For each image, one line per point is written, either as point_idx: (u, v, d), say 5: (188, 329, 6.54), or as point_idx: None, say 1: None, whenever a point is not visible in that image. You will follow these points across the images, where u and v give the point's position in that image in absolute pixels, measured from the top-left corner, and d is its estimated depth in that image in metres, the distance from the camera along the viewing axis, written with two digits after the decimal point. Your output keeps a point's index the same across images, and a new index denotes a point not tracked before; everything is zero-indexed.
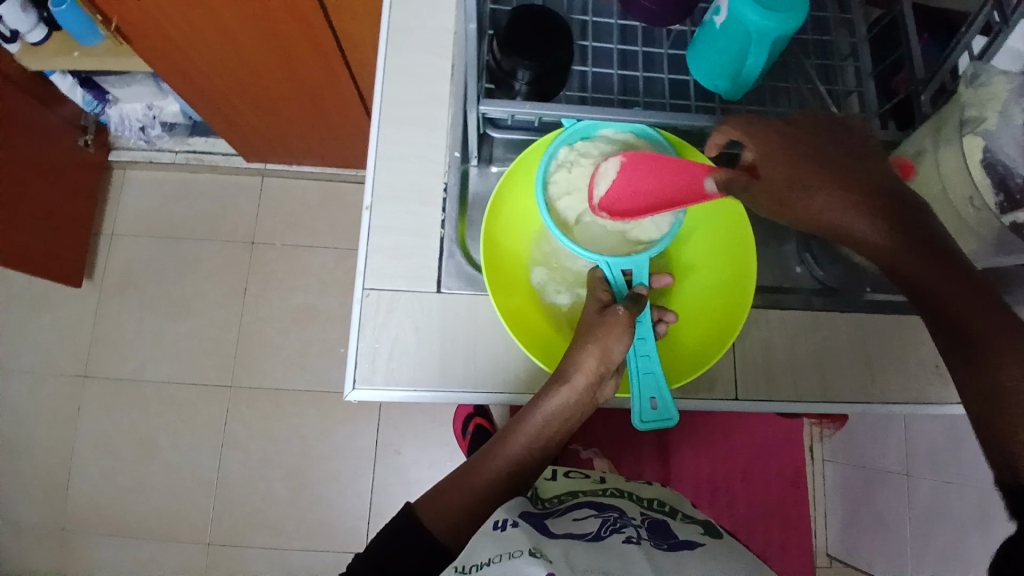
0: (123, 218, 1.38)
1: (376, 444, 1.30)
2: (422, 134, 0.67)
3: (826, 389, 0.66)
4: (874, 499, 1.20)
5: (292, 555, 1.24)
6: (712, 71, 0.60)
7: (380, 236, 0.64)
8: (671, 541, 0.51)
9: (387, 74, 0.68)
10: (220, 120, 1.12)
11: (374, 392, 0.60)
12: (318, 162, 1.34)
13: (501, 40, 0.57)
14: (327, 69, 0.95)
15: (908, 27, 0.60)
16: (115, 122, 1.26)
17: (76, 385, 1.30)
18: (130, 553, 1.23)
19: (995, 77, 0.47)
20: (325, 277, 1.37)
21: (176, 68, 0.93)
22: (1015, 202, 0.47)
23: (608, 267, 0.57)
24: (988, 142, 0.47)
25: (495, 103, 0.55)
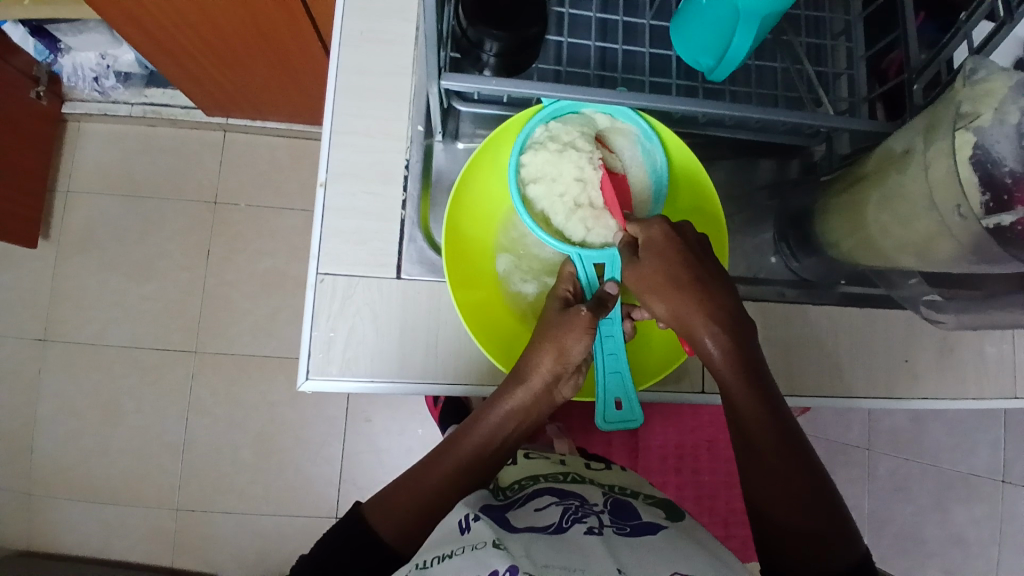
0: (80, 174, 1.31)
1: (346, 412, 1.28)
2: (383, 105, 0.62)
3: (795, 384, 0.64)
4: (835, 473, 1.23)
5: (262, 520, 1.24)
6: (698, 48, 0.55)
7: (336, 217, 0.60)
8: (634, 525, 0.50)
9: (345, 37, 0.63)
10: (177, 72, 1.05)
11: (330, 383, 0.58)
12: (284, 118, 1.27)
13: (468, 7, 0.52)
14: (288, 22, 0.88)
15: (905, 7, 0.55)
16: (68, 72, 1.19)
17: (36, 347, 1.26)
18: (96, 517, 1.22)
19: (994, 74, 0.44)
20: (293, 241, 1.32)
21: (128, 17, 0.85)
22: (1003, 204, 0.43)
23: (579, 260, 0.54)
24: (980, 139, 0.44)
25: (458, 78, 0.50)
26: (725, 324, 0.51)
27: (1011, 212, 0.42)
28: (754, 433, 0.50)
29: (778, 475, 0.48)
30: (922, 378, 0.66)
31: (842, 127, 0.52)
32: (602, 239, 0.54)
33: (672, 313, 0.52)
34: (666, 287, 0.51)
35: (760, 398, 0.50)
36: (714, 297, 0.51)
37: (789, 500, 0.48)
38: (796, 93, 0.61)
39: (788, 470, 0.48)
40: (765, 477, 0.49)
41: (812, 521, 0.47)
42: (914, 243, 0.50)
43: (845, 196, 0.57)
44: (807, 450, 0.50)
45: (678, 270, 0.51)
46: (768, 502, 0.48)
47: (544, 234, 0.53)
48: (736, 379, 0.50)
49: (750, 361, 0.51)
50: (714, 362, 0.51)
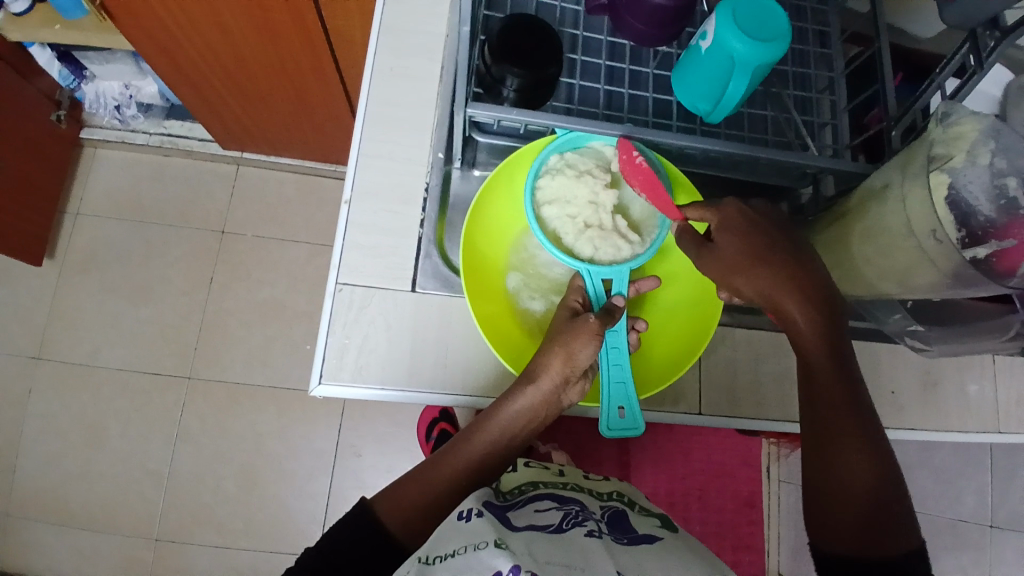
0: (90, 198, 1.34)
1: (336, 445, 1.28)
2: (408, 133, 0.67)
3: (785, 410, 0.67)
4: None
5: (239, 554, 1.21)
6: (696, 94, 0.61)
7: (357, 231, 0.64)
8: (631, 536, 0.52)
9: (376, 73, 0.68)
10: (200, 104, 1.10)
11: (340, 388, 0.60)
12: (297, 154, 1.33)
13: (493, 47, 0.58)
14: (314, 63, 0.94)
15: (882, 65, 0.62)
16: (90, 98, 1.23)
17: (27, 366, 1.25)
18: (69, 545, 1.18)
19: (965, 118, 0.49)
20: (295, 272, 1.35)
21: (160, 48, 0.91)
22: (976, 239, 0.49)
23: (589, 276, 0.58)
24: (954, 180, 0.49)
25: (483, 107, 0.56)
26: (809, 298, 0.53)
27: (985, 245, 0.49)
28: (831, 422, 0.52)
29: (851, 465, 0.51)
30: (907, 410, 0.69)
31: (827, 167, 0.58)
32: (611, 256, 0.58)
33: (758, 290, 0.54)
34: (750, 262, 0.53)
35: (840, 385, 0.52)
36: (792, 269, 0.53)
37: (857, 487, 0.51)
38: (785, 138, 0.66)
39: (858, 459, 0.51)
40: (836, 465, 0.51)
41: (874, 509, 0.50)
42: (895, 269, 0.55)
43: (829, 230, 0.62)
44: (881, 442, 0.52)
45: (762, 247, 0.54)
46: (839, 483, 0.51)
47: (557, 250, 0.57)
48: (818, 348, 0.53)
49: (835, 345, 0.53)
50: (799, 333, 0.53)
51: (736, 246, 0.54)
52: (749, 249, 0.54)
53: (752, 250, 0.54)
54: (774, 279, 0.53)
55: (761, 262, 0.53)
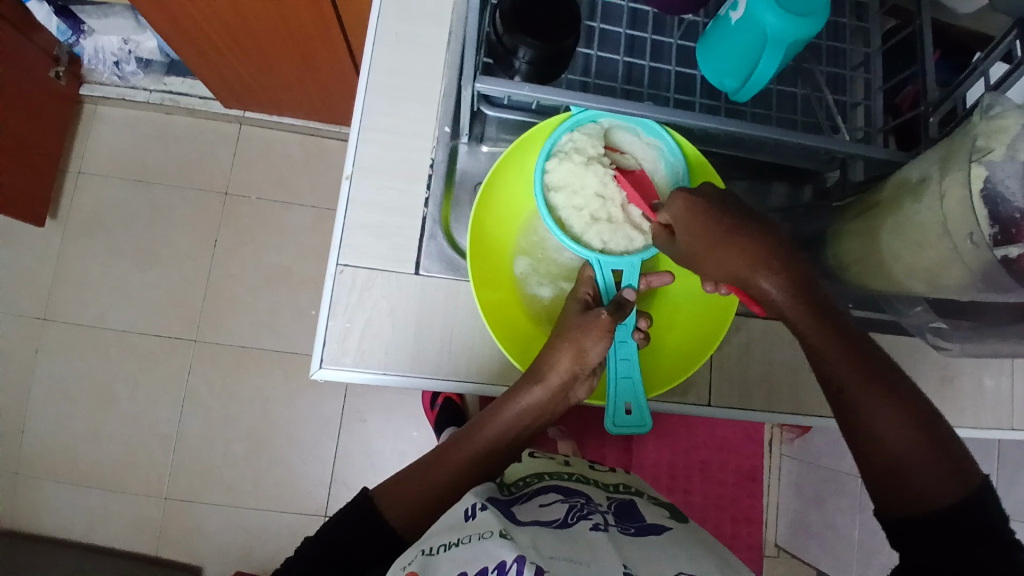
0: (91, 157, 1.31)
1: (342, 410, 1.28)
2: (414, 105, 0.63)
3: (797, 402, 0.65)
4: (826, 502, 1.18)
5: (247, 515, 1.23)
6: (722, 70, 0.57)
7: (360, 210, 0.61)
8: (639, 525, 0.51)
9: (380, 37, 0.64)
10: (201, 63, 1.06)
11: (342, 373, 0.58)
12: (301, 115, 1.29)
13: (505, 14, 0.54)
14: (316, 21, 0.89)
15: (924, 43, 0.57)
16: (89, 54, 1.20)
17: (34, 327, 1.25)
18: (82, 502, 1.21)
19: (1010, 110, 0.46)
20: (300, 235, 1.33)
21: (158, 4, 0.86)
22: (1009, 237, 0.45)
23: (599, 266, 0.55)
24: (991, 173, 0.45)
25: (493, 82, 0.52)
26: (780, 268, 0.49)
27: (1018, 244, 0.44)
28: (864, 400, 0.47)
29: (888, 431, 0.47)
30: None
31: (858, 154, 0.54)
32: (622, 246, 0.56)
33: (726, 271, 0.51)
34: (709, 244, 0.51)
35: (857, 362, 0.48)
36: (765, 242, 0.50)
37: (909, 458, 0.46)
38: (814, 119, 0.62)
39: (900, 423, 0.46)
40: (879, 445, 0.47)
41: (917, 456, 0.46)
42: (924, 268, 0.52)
43: (856, 221, 0.59)
44: (910, 393, 0.48)
45: (716, 229, 0.50)
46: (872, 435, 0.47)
47: (567, 239, 0.54)
48: (805, 317, 0.49)
49: (831, 319, 0.49)
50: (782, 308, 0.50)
51: (688, 236, 0.52)
52: (704, 234, 0.51)
53: (707, 235, 0.51)
54: (734, 264, 0.51)
55: (719, 247, 0.51)
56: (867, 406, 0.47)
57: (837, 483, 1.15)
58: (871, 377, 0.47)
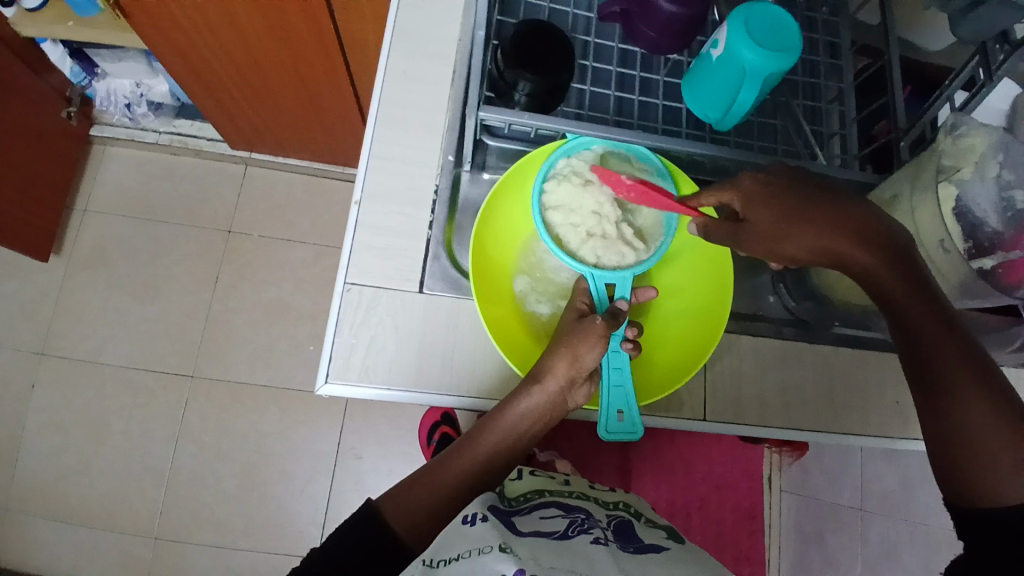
0: (98, 195, 1.35)
1: (337, 446, 1.27)
2: (419, 136, 0.68)
3: (789, 419, 0.66)
4: (825, 537, 1.18)
5: (237, 554, 1.20)
6: (706, 101, 0.62)
7: (367, 232, 0.64)
8: (637, 544, 0.52)
9: (389, 74, 0.69)
10: (210, 103, 1.11)
11: (346, 387, 0.60)
12: (305, 156, 1.34)
13: (506, 52, 0.59)
14: (326, 65, 0.95)
15: (892, 78, 0.62)
16: (100, 96, 1.26)
17: (31, 361, 1.26)
18: (68, 540, 1.18)
19: (975, 130, 0.51)
20: (301, 273, 1.35)
21: (171, 45, 0.91)
22: (983, 250, 0.50)
23: (593, 279, 0.58)
24: (961, 193, 0.51)
25: (494, 110, 0.56)
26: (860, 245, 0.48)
27: (992, 256, 0.50)
28: (942, 377, 0.46)
29: (961, 409, 0.45)
30: (912, 423, 0.68)
31: (835, 177, 0.58)
32: (615, 262, 0.58)
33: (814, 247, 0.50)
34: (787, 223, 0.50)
35: (947, 342, 0.46)
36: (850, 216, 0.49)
37: (979, 441, 0.44)
38: (794, 147, 0.66)
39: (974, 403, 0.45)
40: (960, 429, 0.45)
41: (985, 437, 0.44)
42: None
43: None
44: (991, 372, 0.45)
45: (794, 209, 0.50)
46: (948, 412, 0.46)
47: (564, 253, 0.58)
48: (895, 284, 0.48)
49: (919, 289, 0.47)
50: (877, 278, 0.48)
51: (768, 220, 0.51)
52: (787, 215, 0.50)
53: (791, 217, 0.50)
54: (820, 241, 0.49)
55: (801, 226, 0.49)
56: (954, 387, 0.45)
57: (835, 517, 1.15)
58: (957, 357, 0.46)
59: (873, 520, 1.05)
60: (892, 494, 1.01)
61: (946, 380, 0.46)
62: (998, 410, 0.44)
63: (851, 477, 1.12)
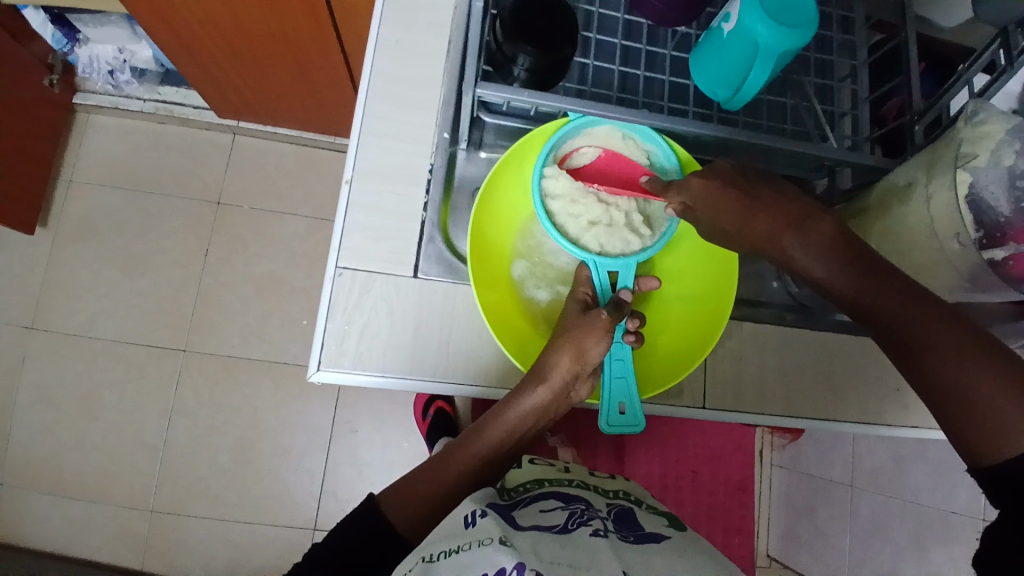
0: (83, 164, 1.31)
1: (332, 421, 1.27)
2: (413, 112, 0.65)
3: (789, 406, 0.66)
4: (816, 511, 1.19)
5: (234, 527, 1.21)
6: (713, 79, 0.59)
7: (359, 214, 0.62)
8: (638, 533, 0.51)
9: (381, 45, 0.65)
10: (196, 72, 1.07)
11: (340, 375, 0.58)
12: (296, 125, 1.30)
13: (505, 24, 0.56)
14: (315, 32, 0.91)
15: (910, 55, 0.59)
16: (83, 62, 1.22)
17: (22, 334, 1.24)
18: (65, 513, 1.18)
19: (992, 118, 0.48)
20: (293, 245, 1.33)
21: (153, 10, 0.86)
22: (994, 240, 0.48)
23: (595, 267, 0.56)
24: (975, 180, 0.48)
25: (493, 87, 0.53)
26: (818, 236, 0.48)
27: (1003, 248, 0.47)
28: (913, 333, 0.44)
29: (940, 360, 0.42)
30: (912, 409, 0.67)
31: (846, 160, 0.56)
32: (619, 249, 0.57)
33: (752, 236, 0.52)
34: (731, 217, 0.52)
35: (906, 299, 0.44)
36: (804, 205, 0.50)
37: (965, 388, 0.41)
38: (803, 127, 0.63)
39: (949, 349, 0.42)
40: (947, 384, 0.42)
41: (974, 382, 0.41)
42: (914, 268, 0.55)
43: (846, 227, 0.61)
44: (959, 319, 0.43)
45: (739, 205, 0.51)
46: (926, 365, 0.43)
47: (565, 239, 0.56)
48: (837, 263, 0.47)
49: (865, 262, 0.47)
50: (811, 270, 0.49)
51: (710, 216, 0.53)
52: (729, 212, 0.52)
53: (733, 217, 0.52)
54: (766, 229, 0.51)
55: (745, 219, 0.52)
56: (926, 343, 0.43)
57: (827, 493, 1.16)
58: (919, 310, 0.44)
59: (864, 497, 1.06)
60: (884, 472, 1.02)
61: (915, 336, 0.43)
62: (975, 355, 0.41)
63: (843, 453, 1.12)
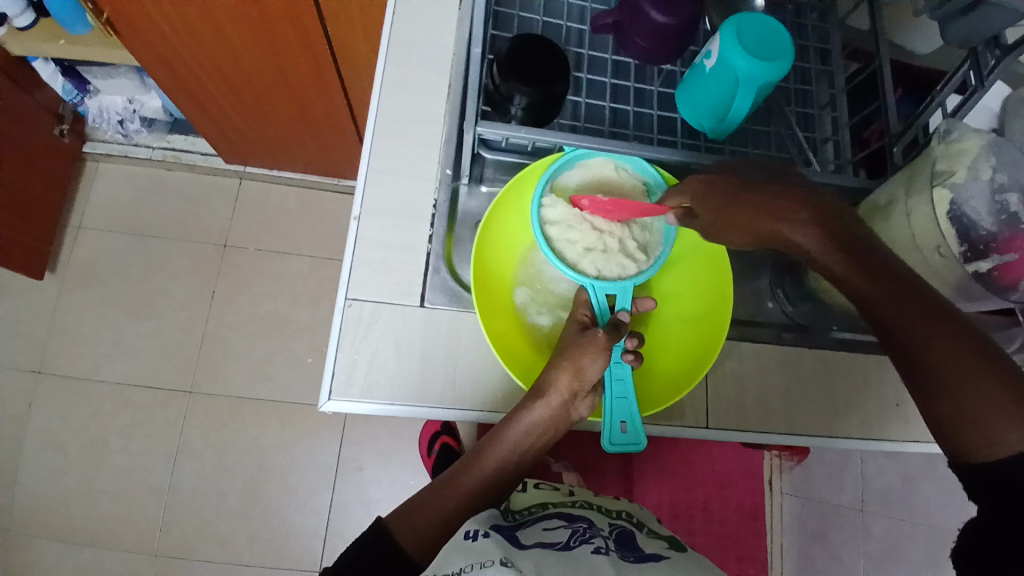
0: (92, 212, 1.35)
1: (338, 458, 1.27)
2: (415, 150, 0.68)
3: (790, 423, 0.67)
4: (828, 535, 1.18)
5: (240, 569, 1.20)
6: (699, 111, 0.62)
7: (366, 248, 0.64)
8: (638, 554, 0.52)
9: (384, 89, 0.69)
10: (202, 117, 1.11)
11: (349, 404, 0.60)
12: (299, 168, 1.34)
13: (501, 66, 0.59)
14: (317, 77, 0.96)
15: (884, 81, 0.63)
16: (94, 113, 1.26)
17: (29, 380, 1.25)
18: (69, 561, 1.17)
19: (967, 135, 0.52)
20: (298, 284, 1.35)
21: (161, 60, 0.91)
22: (978, 253, 0.51)
23: (594, 290, 0.58)
24: (955, 196, 0.51)
25: (491, 125, 0.57)
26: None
27: (987, 259, 0.50)
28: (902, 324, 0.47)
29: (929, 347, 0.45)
30: (912, 423, 0.68)
31: (829, 183, 0.58)
32: (616, 274, 0.59)
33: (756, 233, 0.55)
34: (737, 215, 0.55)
35: (894, 292, 0.48)
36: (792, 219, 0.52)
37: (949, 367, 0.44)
38: (788, 154, 0.66)
39: (934, 334, 0.45)
40: (931, 365, 0.45)
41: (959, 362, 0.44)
42: None
43: None
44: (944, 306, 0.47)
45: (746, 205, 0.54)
46: (915, 350, 0.46)
47: (565, 265, 0.58)
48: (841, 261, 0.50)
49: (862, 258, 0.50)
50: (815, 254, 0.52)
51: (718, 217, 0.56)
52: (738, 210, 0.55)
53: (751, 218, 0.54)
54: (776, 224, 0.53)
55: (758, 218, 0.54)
56: (912, 331, 0.46)
57: (837, 516, 1.15)
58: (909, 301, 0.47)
59: (875, 517, 1.05)
60: (893, 491, 1.02)
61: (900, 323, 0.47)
62: (954, 337, 0.45)
63: (850, 475, 1.12)
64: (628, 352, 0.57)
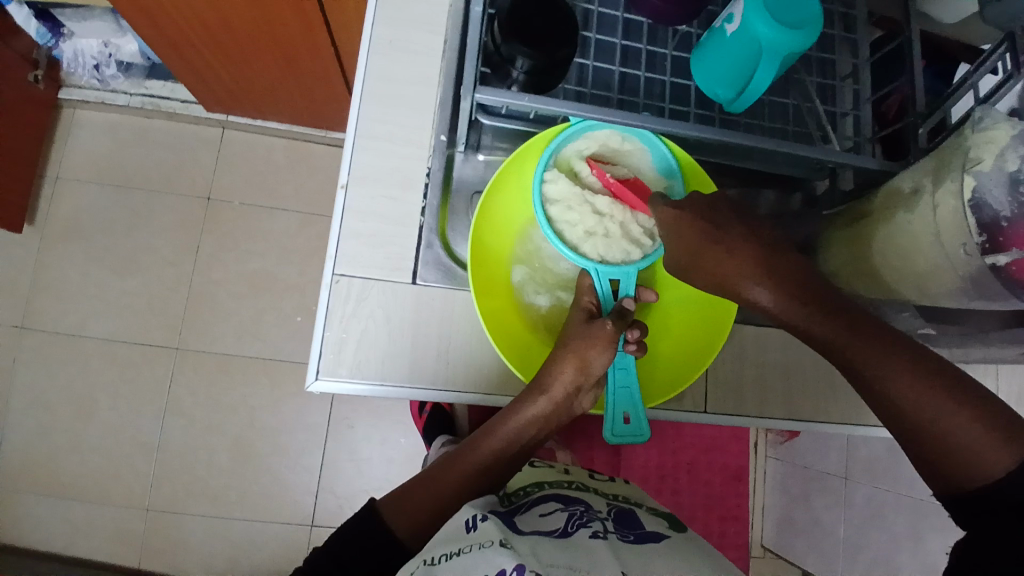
0: (70, 161, 1.29)
1: (329, 417, 1.26)
2: (409, 114, 0.63)
3: (789, 408, 0.66)
4: (811, 500, 1.20)
5: (232, 524, 1.21)
6: (716, 80, 0.58)
7: (355, 219, 0.61)
8: (638, 532, 0.51)
9: (374, 46, 0.64)
10: (181, 64, 1.04)
11: (338, 384, 0.58)
12: (285, 119, 1.27)
13: (503, 24, 0.54)
14: (306, 33, 0.90)
15: (912, 51, 0.59)
16: (68, 57, 1.17)
17: (12, 335, 1.22)
18: (60, 515, 1.18)
19: (999, 122, 0.47)
20: (285, 241, 1.31)
21: (136, 5, 0.84)
22: (997, 245, 0.46)
23: (596, 275, 0.56)
24: (978, 184, 0.47)
25: (491, 91, 0.52)
26: (779, 277, 0.49)
27: (1005, 254, 0.46)
28: (872, 362, 0.46)
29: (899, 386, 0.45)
30: None
31: (847, 163, 0.55)
32: (619, 258, 0.56)
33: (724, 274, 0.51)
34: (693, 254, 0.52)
35: (853, 328, 0.47)
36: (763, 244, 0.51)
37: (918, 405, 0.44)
38: (805, 129, 0.63)
39: (904, 372, 0.45)
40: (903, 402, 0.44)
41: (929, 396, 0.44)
42: (916, 275, 0.54)
43: (846, 229, 0.61)
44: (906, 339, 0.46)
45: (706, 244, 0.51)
46: (885, 387, 0.45)
47: (565, 247, 0.55)
48: (800, 310, 0.49)
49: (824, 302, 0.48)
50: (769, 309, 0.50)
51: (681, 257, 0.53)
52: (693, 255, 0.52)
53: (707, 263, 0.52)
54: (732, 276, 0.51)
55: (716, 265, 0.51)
56: (879, 370, 0.45)
57: (822, 483, 1.16)
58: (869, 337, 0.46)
59: (859, 487, 1.07)
60: (878, 463, 1.03)
61: (864, 357, 0.46)
62: (919, 372, 0.44)
63: (837, 445, 1.13)
64: (630, 342, 0.55)
